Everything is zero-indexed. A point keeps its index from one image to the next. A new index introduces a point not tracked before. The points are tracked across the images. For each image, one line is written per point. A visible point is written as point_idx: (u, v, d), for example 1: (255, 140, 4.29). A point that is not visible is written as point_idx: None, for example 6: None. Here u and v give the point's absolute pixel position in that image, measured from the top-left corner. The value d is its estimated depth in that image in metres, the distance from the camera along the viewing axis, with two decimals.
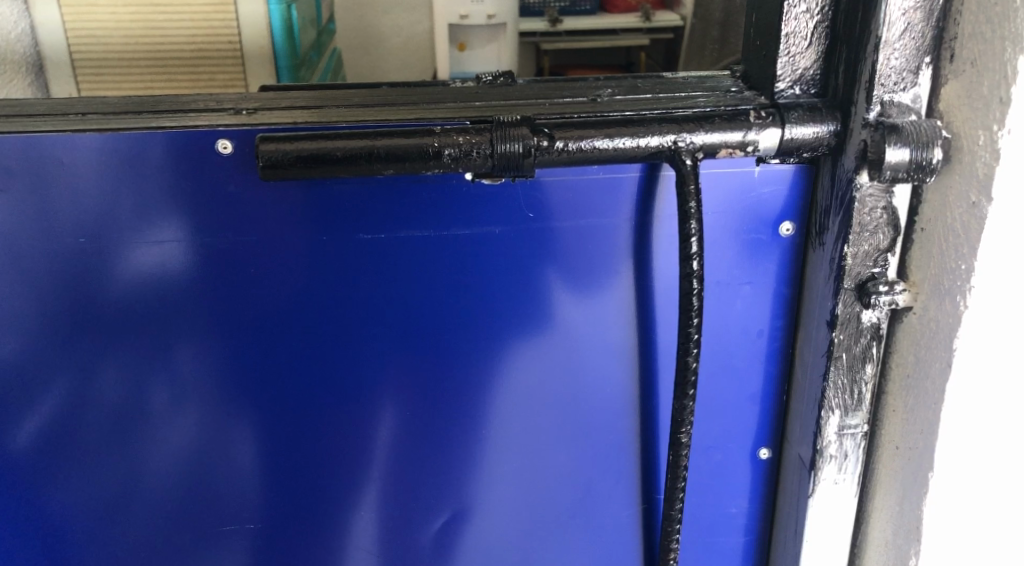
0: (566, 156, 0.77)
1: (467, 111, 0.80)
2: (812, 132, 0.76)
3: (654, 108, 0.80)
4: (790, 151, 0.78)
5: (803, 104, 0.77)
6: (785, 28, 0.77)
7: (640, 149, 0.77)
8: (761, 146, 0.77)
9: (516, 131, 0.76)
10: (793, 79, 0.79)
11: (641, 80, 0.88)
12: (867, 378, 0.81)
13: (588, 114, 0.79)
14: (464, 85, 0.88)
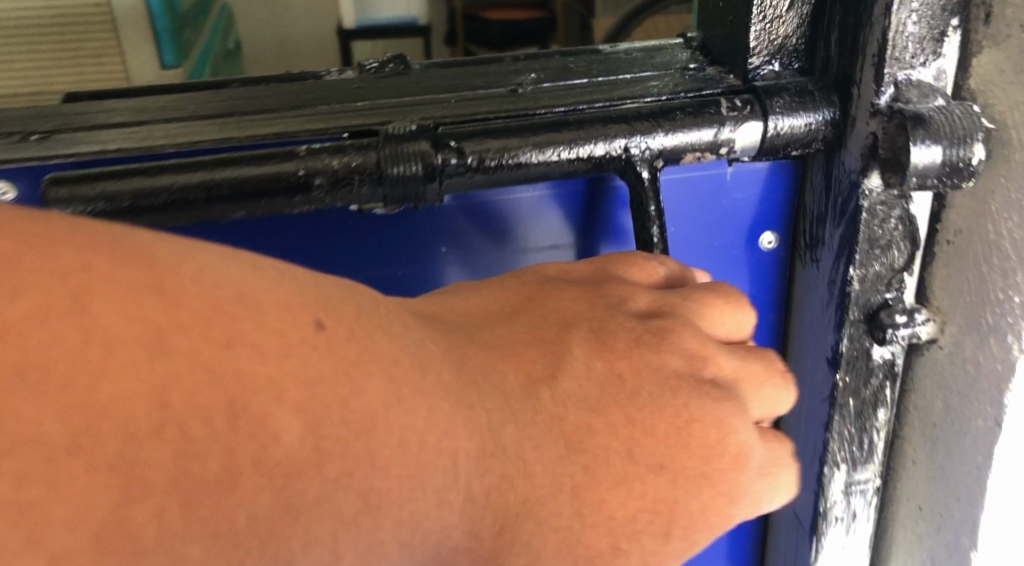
0: (485, 175, 0.56)
1: (347, 118, 0.59)
2: (802, 124, 0.58)
3: (594, 99, 0.60)
4: (774, 150, 0.59)
5: (789, 86, 0.58)
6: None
7: (579, 162, 0.57)
8: (737, 146, 0.58)
9: (408, 147, 0.54)
10: (771, 51, 0.60)
11: (572, 59, 0.68)
12: (878, 426, 0.65)
13: (510, 112, 0.58)
14: (344, 77, 0.67)
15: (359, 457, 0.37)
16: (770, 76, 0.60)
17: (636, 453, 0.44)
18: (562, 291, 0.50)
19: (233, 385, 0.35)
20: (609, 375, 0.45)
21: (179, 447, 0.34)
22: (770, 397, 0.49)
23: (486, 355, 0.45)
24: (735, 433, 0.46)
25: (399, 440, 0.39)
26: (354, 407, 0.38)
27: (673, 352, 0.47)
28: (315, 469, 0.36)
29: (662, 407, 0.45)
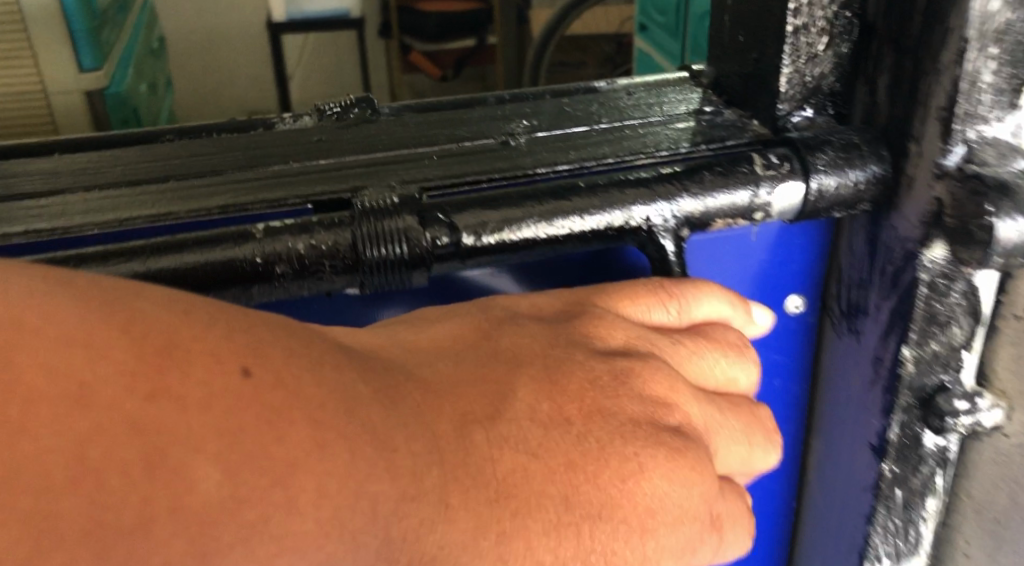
0: (479, 254, 0.50)
1: (315, 183, 0.54)
2: (846, 185, 0.51)
3: (601, 156, 0.55)
4: (817, 213, 0.53)
5: (834, 140, 0.52)
6: (796, 30, 0.53)
7: (599, 232, 0.51)
8: (775, 211, 0.52)
9: (388, 225, 0.47)
10: (801, 97, 0.55)
11: (566, 103, 0.64)
12: (927, 517, 0.58)
13: (509, 173, 0.53)
14: (300, 124, 0.64)
15: (278, 507, 0.31)
16: (803, 125, 0.55)
17: (571, 498, 0.42)
18: (527, 325, 0.49)
19: (150, 435, 0.30)
20: (556, 417, 0.44)
21: (86, 500, 0.28)
22: (738, 453, 0.52)
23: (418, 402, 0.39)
24: (689, 488, 0.45)
25: (320, 486, 0.32)
26: (274, 454, 0.32)
27: (630, 397, 0.47)
28: (230, 520, 0.30)
29: (598, 450, 0.44)
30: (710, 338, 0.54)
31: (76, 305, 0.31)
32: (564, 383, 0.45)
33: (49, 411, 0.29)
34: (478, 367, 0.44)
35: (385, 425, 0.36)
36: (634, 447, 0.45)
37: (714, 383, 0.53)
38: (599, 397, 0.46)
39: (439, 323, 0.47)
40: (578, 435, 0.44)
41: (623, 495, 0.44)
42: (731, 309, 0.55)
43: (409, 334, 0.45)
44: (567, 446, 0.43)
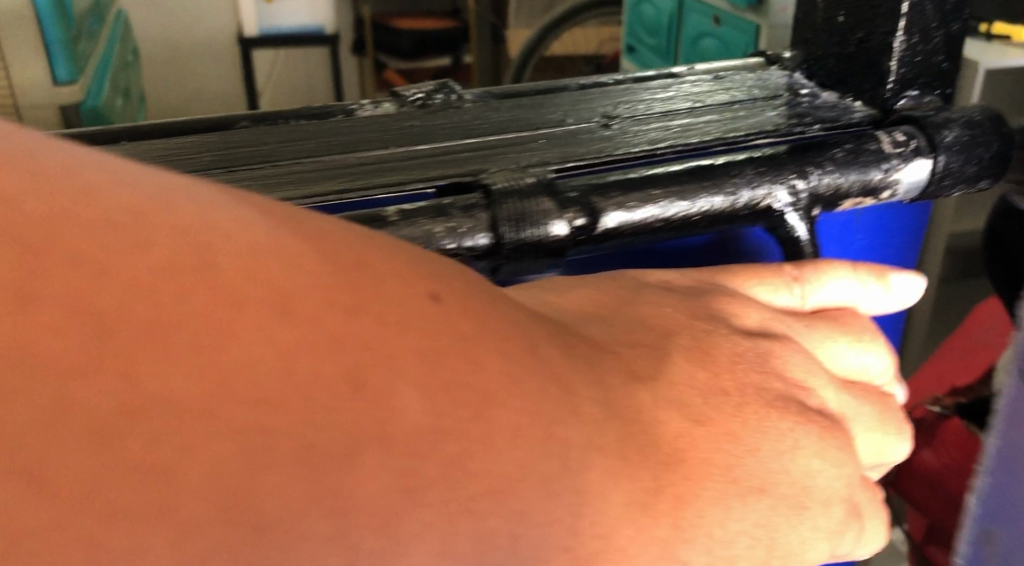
0: (599, 238, 0.52)
1: (435, 167, 0.56)
2: (970, 162, 0.58)
3: (714, 136, 0.60)
4: (934, 189, 0.58)
5: (956, 118, 0.59)
6: (910, 14, 0.61)
7: (738, 208, 0.54)
8: (904, 185, 0.57)
9: (529, 206, 0.50)
10: (906, 78, 0.63)
11: (652, 83, 0.71)
12: None
13: (634, 156, 0.57)
14: (380, 111, 0.66)
15: (479, 440, 0.30)
16: (912, 103, 0.64)
17: (737, 473, 0.40)
18: (664, 295, 0.48)
19: (355, 356, 0.29)
20: (713, 387, 0.43)
21: (295, 415, 0.28)
22: (878, 442, 0.49)
23: (588, 354, 0.38)
24: (839, 470, 0.44)
25: (518, 423, 0.31)
26: (472, 387, 0.31)
27: (775, 375, 0.45)
28: (434, 448, 0.29)
29: (753, 420, 0.42)
30: (838, 322, 0.52)
31: (268, 220, 0.31)
32: (712, 356, 0.44)
33: (252, 320, 0.29)
34: (621, 334, 0.44)
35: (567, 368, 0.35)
36: (787, 421, 0.43)
37: (839, 369, 0.51)
38: (752, 371, 0.45)
39: (575, 291, 0.48)
40: (732, 405, 0.42)
41: (783, 471, 0.42)
42: (859, 289, 0.53)
43: (551, 299, 0.46)
44: (725, 414, 0.42)
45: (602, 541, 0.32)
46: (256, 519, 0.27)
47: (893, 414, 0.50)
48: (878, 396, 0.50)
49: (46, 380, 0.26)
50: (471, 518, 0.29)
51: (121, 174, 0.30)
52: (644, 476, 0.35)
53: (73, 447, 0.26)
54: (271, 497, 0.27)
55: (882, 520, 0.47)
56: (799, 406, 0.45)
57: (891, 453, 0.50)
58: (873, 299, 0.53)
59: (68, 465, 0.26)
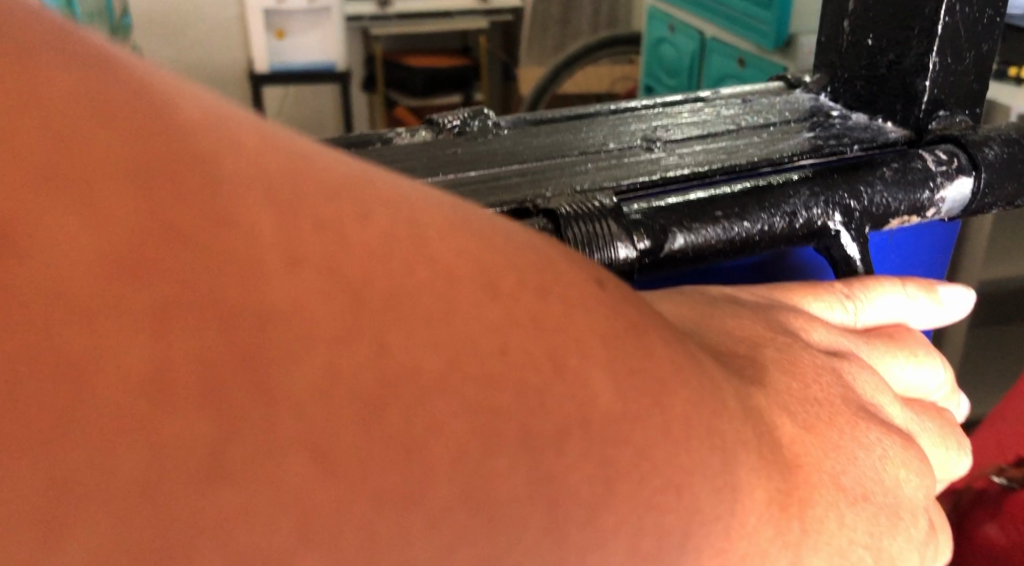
0: (663, 263, 0.53)
1: (490, 191, 0.56)
2: (1009, 182, 0.60)
3: (753, 156, 0.60)
4: (973, 208, 0.60)
5: (995, 137, 0.60)
6: (944, 36, 0.61)
7: (798, 230, 0.56)
8: (947, 204, 0.59)
9: (599, 229, 0.50)
10: (939, 98, 0.63)
11: (678, 107, 0.70)
12: None
13: (686, 179, 0.57)
14: (418, 138, 0.65)
15: None
16: (942, 124, 0.63)
17: (833, 475, 0.41)
18: (737, 310, 0.48)
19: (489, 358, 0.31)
20: (807, 396, 0.43)
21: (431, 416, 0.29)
22: (941, 452, 0.48)
23: (694, 362, 0.39)
24: (921, 478, 0.45)
25: None
26: None
27: (855, 387, 0.46)
28: None
29: (841, 428, 0.43)
30: (893, 337, 0.51)
31: (447, 210, 0.34)
32: (798, 367, 0.45)
33: (384, 321, 0.29)
34: (711, 344, 0.44)
35: (676, 380, 0.36)
36: (874, 434, 0.44)
37: (897, 385, 0.50)
38: (834, 384, 0.45)
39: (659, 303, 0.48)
40: (822, 416, 0.43)
41: (876, 480, 0.43)
42: (910, 306, 0.53)
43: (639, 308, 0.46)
44: (820, 425, 0.43)
45: (741, 544, 0.37)
46: (491, 506, 0.30)
47: (954, 428, 0.50)
48: (934, 407, 0.50)
49: (323, 351, 0.28)
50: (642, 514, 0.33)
51: (251, 151, 0.29)
52: (776, 480, 0.39)
53: (352, 419, 0.28)
54: (498, 486, 0.30)
55: (949, 534, 0.47)
56: (878, 417, 0.45)
57: (952, 466, 0.49)
58: (922, 316, 0.53)
59: (346, 441, 0.28)
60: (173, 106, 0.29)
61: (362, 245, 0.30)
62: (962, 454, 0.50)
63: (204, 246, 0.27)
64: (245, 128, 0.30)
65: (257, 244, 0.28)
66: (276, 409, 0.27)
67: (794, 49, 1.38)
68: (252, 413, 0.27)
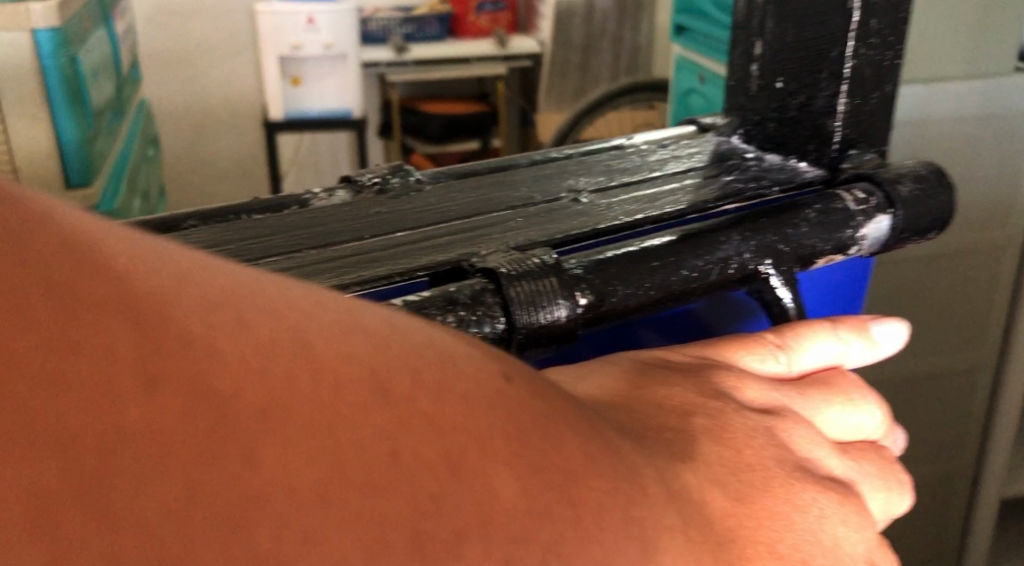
0: (606, 317, 0.44)
1: (420, 253, 0.47)
2: (930, 215, 0.52)
3: (681, 202, 0.52)
4: (897, 244, 0.52)
5: (905, 172, 0.53)
6: (852, 77, 0.58)
7: (730, 275, 0.47)
8: (867, 245, 0.51)
9: (542, 286, 0.42)
10: (849, 137, 0.59)
11: (598, 155, 0.64)
12: None
13: (619, 226, 0.49)
14: (337, 200, 0.58)
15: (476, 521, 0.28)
16: (854, 164, 0.59)
17: (765, 542, 0.38)
18: (670, 374, 0.43)
19: (357, 457, 0.27)
20: (739, 463, 0.40)
21: (301, 530, 0.25)
22: (883, 497, 0.44)
23: (608, 443, 0.35)
24: (860, 532, 0.41)
25: (516, 503, 0.29)
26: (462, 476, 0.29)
27: (793, 444, 0.42)
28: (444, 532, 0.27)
29: (774, 492, 0.39)
30: (829, 384, 0.46)
31: (350, 306, 0.31)
32: (729, 434, 0.41)
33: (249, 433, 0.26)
34: (636, 411, 0.40)
35: (580, 469, 0.32)
36: (812, 493, 0.40)
37: (834, 434, 0.46)
38: (769, 445, 0.41)
39: (589, 367, 0.44)
40: (757, 484, 0.39)
41: (813, 541, 0.39)
42: (842, 348, 0.48)
43: (562, 375, 0.43)
44: (754, 493, 0.39)
45: None
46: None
47: (898, 469, 0.45)
48: (873, 448, 0.45)
49: (180, 475, 0.25)
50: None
51: (114, 248, 0.27)
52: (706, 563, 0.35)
53: (215, 548, 0.24)
54: None
55: None
56: (816, 474, 0.41)
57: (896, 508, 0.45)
58: (860, 353, 0.48)
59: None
60: (50, 217, 0.26)
61: (232, 349, 0.27)
62: (904, 491, 0.45)
63: (53, 359, 0.24)
64: (102, 224, 0.28)
65: (112, 374, 0.25)
66: (137, 538, 0.24)
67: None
68: (109, 542, 0.23)
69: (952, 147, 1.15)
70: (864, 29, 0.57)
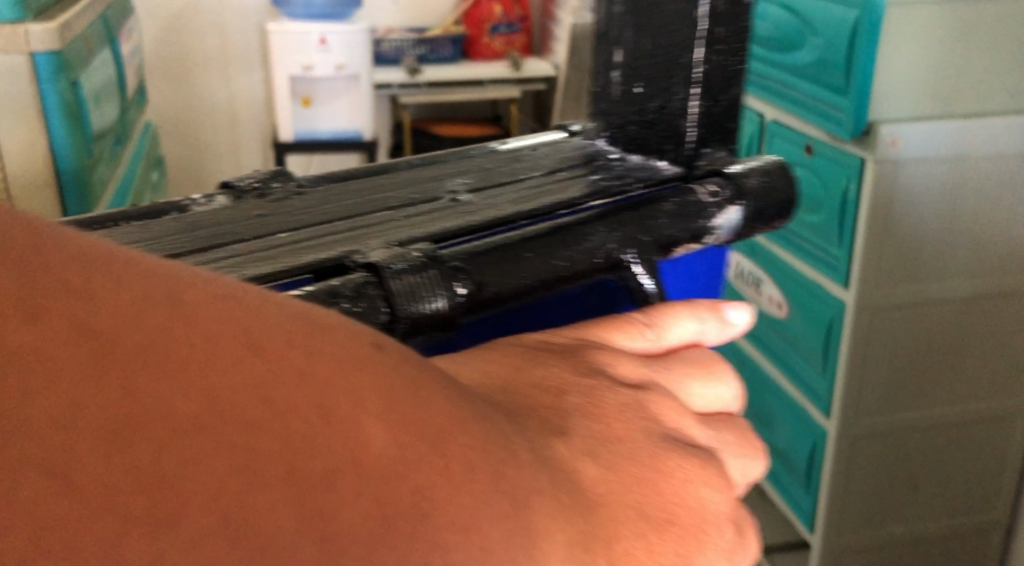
0: (483, 306, 0.48)
1: (315, 251, 0.52)
2: (778, 202, 0.60)
3: (547, 198, 0.58)
4: (747, 233, 0.59)
5: (755, 167, 0.60)
6: (702, 81, 0.62)
7: (597, 264, 0.52)
8: (721, 234, 0.58)
9: (422, 279, 0.46)
10: (704, 137, 0.64)
11: (472, 156, 0.70)
12: None
13: (488, 223, 0.54)
14: (216, 204, 0.64)
15: (348, 461, 0.32)
16: (708, 161, 0.65)
17: (630, 505, 0.41)
18: (548, 355, 0.47)
19: (237, 398, 0.31)
20: (607, 435, 0.43)
21: (183, 450, 0.30)
22: (739, 464, 0.48)
23: (489, 417, 0.39)
24: (717, 497, 0.44)
25: (388, 450, 0.33)
26: (332, 423, 0.33)
27: (660, 418, 0.46)
28: (315, 466, 0.31)
29: (640, 461, 0.43)
30: (698, 361, 0.51)
31: (231, 287, 0.35)
32: (600, 409, 0.45)
33: (136, 367, 0.30)
34: (515, 390, 0.44)
35: (444, 429, 0.35)
36: (683, 460, 0.44)
37: (697, 407, 0.50)
38: (637, 418, 0.45)
39: (479, 351, 0.48)
40: (626, 454, 0.43)
41: (679, 504, 0.43)
42: (704, 329, 0.52)
43: (454, 358, 0.47)
44: (624, 462, 0.43)
45: None
46: (248, 536, 0.29)
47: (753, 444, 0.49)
48: (731, 420, 0.50)
49: (72, 392, 0.29)
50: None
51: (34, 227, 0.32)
52: (578, 522, 0.38)
53: (99, 448, 0.29)
54: (262, 516, 0.30)
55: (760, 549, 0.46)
56: (680, 443, 0.45)
57: (752, 475, 0.49)
58: (717, 331, 0.52)
59: (92, 468, 0.29)
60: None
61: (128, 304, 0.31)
62: (759, 461, 0.49)
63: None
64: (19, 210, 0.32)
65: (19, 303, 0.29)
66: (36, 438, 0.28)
67: (871, 138, 1.43)
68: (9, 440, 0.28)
69: (998, 190, 1.51)
70: (712, 38, 0.61)
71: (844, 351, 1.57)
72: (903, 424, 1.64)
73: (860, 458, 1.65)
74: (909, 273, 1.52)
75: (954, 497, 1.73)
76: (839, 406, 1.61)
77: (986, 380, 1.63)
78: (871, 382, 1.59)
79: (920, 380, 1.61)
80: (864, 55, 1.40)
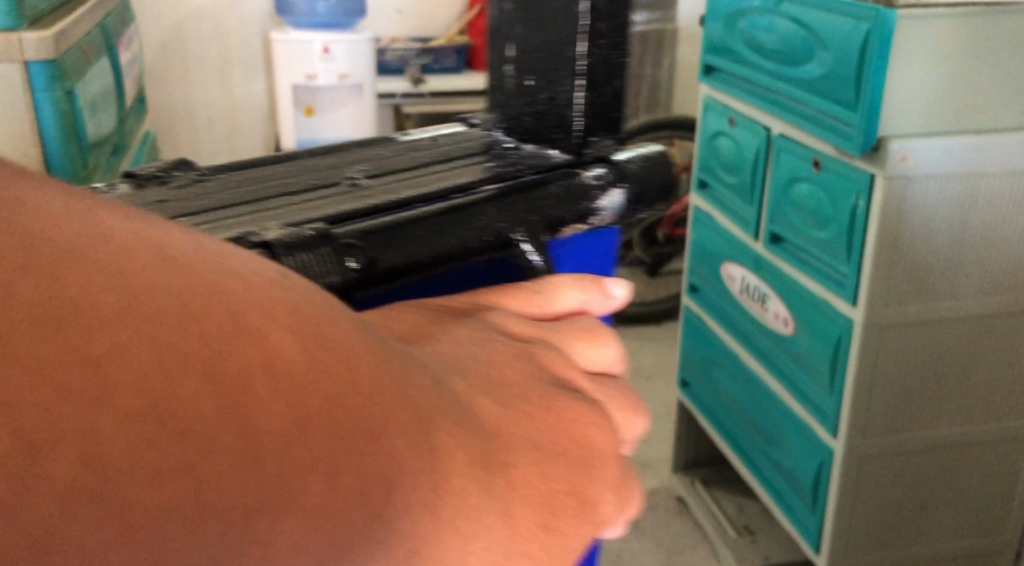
0: (377, 279, 0.56)
1: (226, 230, 0.58)
2: (654, 185, 0.71)
3: (439, 184, 0.66)
4: (627, 215, 0.71)
5: (637, 156, 0.71)
6: (586, 73, 0.71)
7: (484, 241, 0.61)
8: (605, 215, 0.69)
9: (318, 255, 0.53)
10: (590, 126, 0.73)
11: (369, 148, 0.78)
12: None
13: (387, 204, 0.61)
14: (120, 191, 0.70)
15: (268, 367, 0.36)
16: (595, 149, 0.73)
17: (527, 438, 0.47)
18: (450, 321, 0.55)
19: (174, 302, 0.35)
20: (504, 379, 0.51)
21: (127, 339, 0.33)
22: (625, 419, 0.55)
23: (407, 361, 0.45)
24: (604, 435, 0.51)
25: (304, 358, 0.38)
26: (256, 334, 0.37)
27: (547, 369, 0.53)
28: (241, 370, 0.35)
29: (533, 401, 0.50)
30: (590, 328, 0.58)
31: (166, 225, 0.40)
32: (496, 359, 0.52)
33: (87, 268, 0.34)
34: (424, 344, 0.52)
35: (354, 355, 0.40)
36: (569, 402, 0.51)
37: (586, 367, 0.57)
38: (529, 367, 0.52)
39: (396, 313, 0.55)
40: (518, 395, 0.50)
41: (567, 438, 0.49)
42: (586, 299, 0.60)
43: (378, 318, 0.55)
44: (517, 402, 0.49)
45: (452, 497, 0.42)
46: (174, 421, 0.33)
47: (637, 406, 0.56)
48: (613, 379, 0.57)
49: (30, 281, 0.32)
50: (325, 468, 0.36)
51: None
52: (474, 446, 0.44)
53: (31, 336, 0.31)
54: (191, 407, 0.33)
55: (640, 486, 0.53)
56: (567, 388, 0.53)
57: (635, 431, 0.55)
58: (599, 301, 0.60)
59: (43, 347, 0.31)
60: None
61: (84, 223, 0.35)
62: (641, 420, 0.56)
63: None
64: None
65: None
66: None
67: (881, 155, 1.43)
68: None
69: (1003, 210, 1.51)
70: (593, 32, 0.70)
71: (852, 369, 1.56)
72: (897, 448, 1.64)
73: (868, 479, 1.66)
74: (917, 292, 1.53)
75: (956, 514, 1.75)
76: (847, 427, 1.61)
77: (987, 404, 1.64)
78: (879, 410, 1.60)
79: (928, 399, 1.62)
80: (879, 69, 1.40)
